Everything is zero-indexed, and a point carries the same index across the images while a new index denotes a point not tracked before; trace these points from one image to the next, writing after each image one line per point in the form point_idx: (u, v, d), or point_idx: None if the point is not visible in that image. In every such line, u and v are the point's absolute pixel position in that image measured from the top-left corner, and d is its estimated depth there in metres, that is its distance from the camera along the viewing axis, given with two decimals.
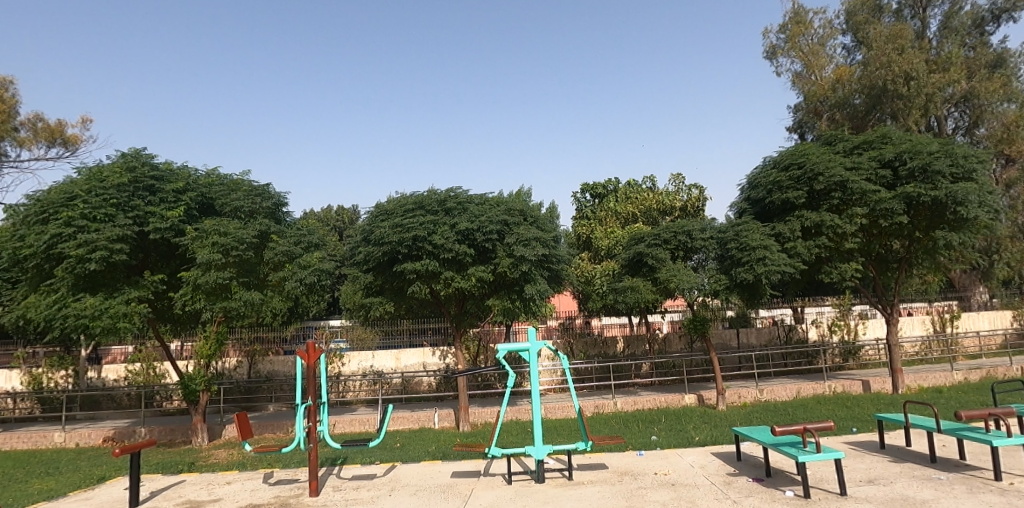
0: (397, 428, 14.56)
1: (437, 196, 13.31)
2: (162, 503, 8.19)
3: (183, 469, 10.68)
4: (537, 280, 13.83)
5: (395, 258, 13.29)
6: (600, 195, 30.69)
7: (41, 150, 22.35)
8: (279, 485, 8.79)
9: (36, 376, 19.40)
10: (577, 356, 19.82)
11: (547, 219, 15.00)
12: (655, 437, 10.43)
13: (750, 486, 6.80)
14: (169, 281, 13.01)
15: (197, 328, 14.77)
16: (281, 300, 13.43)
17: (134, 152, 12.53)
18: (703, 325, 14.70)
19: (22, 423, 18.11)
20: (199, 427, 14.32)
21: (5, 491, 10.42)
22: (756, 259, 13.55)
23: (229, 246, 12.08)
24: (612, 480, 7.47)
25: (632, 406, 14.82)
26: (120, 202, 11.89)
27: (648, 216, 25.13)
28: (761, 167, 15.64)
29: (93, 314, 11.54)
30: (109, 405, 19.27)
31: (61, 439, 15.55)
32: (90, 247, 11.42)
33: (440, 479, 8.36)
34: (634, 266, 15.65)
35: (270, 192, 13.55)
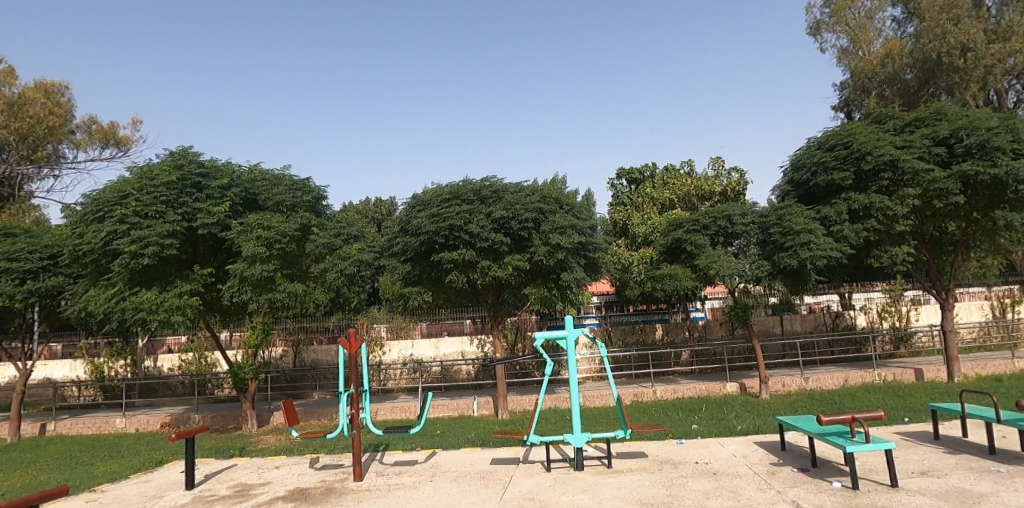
0: (437, 416, 14.76)
1: (472, 185, 13.34)
2: (215, 486, 8.49)
3: (234, 454, 11.06)
4: (574, 268, 13.74)
5: (432, 248, 13.39)
6: (636, 180, 30.32)
7: (95, 150, 26.64)
8: (325, 470, 8.98)
9: (98, 365, 20.47)
10: (615, 344, 19.73)
11: (584, 207, 14.87)
12: (695, 426, 10.31)
13: (795, 477, 6.64)
14: (217, 274, 13.39)
15: (244, 319, 15.19)
16: (323, 292, 13.73)
17: (181, 150, 12.89)
18: (746, 313, 14.39)
19: (87, 409, 19.11)
20: (248, 413, 14.75)
21: (73, 473, 10.97)
22: (801, 244, 13.16)
23: (273, 239, 12.37)
24: (652, 469, 7.39)
25: (672, 395, 14.62)
26: (170, 200, 12.28)
27: (687, 202, 24.69)
28: (805, 148, 15.21)
29: (149, 308, 11.98)
30: (165, 392, 20.10)
31: (122, 424, 16.24)
32: (142, 243, 11.82)
33: (480, 466, 8.41)
34: (672, 253, 15.39)
35: (310, 185, 13.89)
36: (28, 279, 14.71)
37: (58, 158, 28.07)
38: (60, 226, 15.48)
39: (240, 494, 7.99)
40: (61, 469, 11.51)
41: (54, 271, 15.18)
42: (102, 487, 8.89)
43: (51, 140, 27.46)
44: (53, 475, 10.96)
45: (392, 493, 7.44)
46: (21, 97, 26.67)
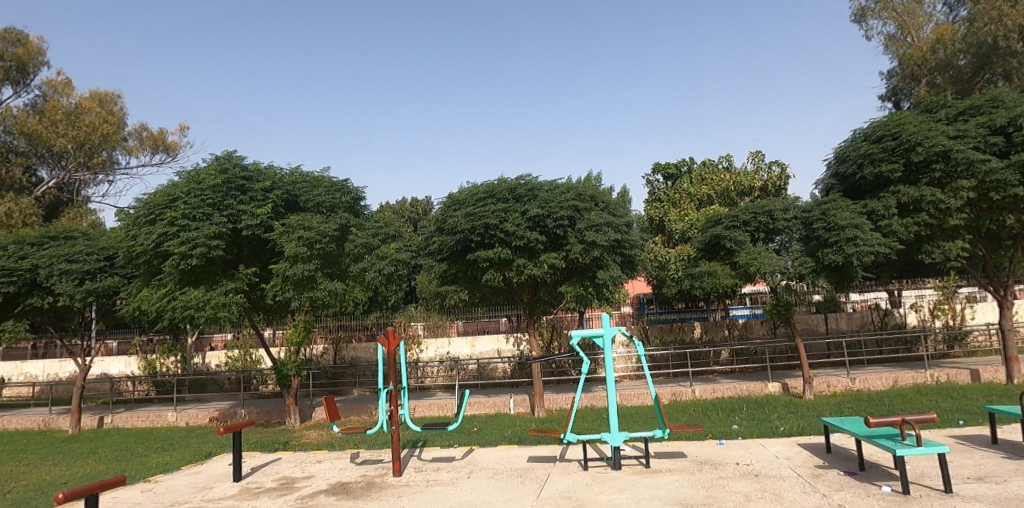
0: (474, 413, 14.83)
1: (507, 183, 13.33)
2: (261, 478, 8.70)
3: (279, 448, 11.32)
4: (610, 266, 13.60)
5: (468, 247, 13.45)
6: (672, 175, 29.94)
7: (146, 156, 29.89)
8: (366, 465, 9.11)
9: (151, 362, 21.26)
10: (652, 342, 19.63)
11: (619, 204, 14.73)
12: (735, 427, 10.11)
13: (842, 480, 6.44)
14: (261, 274, 13.71)
15: (287, 317, 15.53)
16: (362, 291, 13.93)
17: (226, 154, 13.23)
18: (788, 311, 14.05)
19: (140, 404, 19.85)
20: (291, 409, 15.07)
21: (128, 464, 11.40)
22: (846, 240, 12.77)
23: (314, 239, 12.61)
24: (690, 470, 7.27)
25: (711, 395, 14.37)
26: (216, 202, 12.64)
27: (726, 197, 24.23)
28: (850, 140, 14.75)
29: (197, 305, 12.36)
30: (213, 388, 20.72)
31: (174, 418, 16.80)
32: (191, 244, 12.19)
33: (517, 463, 8.41)
34: (711, 250, 15.11)
35: (349, 186, 14.10)
36: (86, 280, 15.30)
37: (112, 164, 29.48)
38: (115, 229, 16.07)
39: (284, 487, 8.17)
40: (118, 460, 11.99)
41: (110, 272, 15.74)
42: (156, 479, 9.21)
43: (105, 147, 28.75)
44: (110, 466, 11.41)
45: (431, 488, 7.51)
46: (78, 106, 27.97)
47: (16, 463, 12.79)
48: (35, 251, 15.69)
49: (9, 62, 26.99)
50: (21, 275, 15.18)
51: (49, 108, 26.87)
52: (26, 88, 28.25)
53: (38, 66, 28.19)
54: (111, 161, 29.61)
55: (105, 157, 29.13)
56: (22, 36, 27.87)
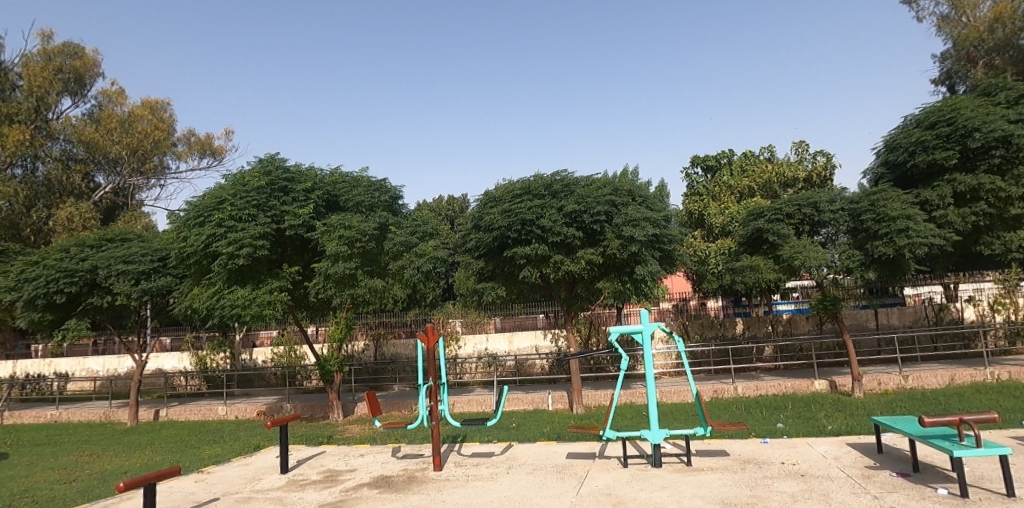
0: (513, 409, 14.87)
1: (543, 180, 13.28)
2: (307, 471, 8.88)
3: (323, 442, 11.56)
4: (648, 261, 13.41)
5: (505, 243, 13.46)
6: (711, 168, 29.36)
7: (195, 160, 30.89)
8: (407, 459, 9.22)
9: (202, 358, 21.97)
10: (693, 338, 19.50)
11: (657, 199, 14.54)
12: (781, 425, 9.86)
13: (894, 482, 6.21)
14: (304, 272, 13.98)
15: (329, 314, 15.81)
16: (401, 288, 14.09)
17: (269, 157, 13.53)
18: (836, 306, 13.64)
19: (192, 398, 20.52)
20: (335, 404, 15.36)
21: (182, 455, 11.81)
22: (898, 231, 12.31)
23: (354, 238, 12.81)
24: (734, 468, 7.12)
25: (754, 392, 14.08)
26: (261, 204, 12.94)
27: (768, 189, 23.60)
28: (901, 127, 14.23)
29: (244, 304, 12.70)
30: (260, 383, 21.28)
31: (224, 412, 17.32)
32: (238, 245, 12.51)
33: (556, 459, 8.37)
34: (754, 244, 14.78)
35: (387, 186, 14.26)
36: (141, 279, 15.86)
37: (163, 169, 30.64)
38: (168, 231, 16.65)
39: (329, 479, 8.32)
40: (173, 452, 12.44)
41: (163, 272, 16.26)
42: (208, 470, 9.50)
43: (156, 152, 29.90)
44: (165, 457, 11.84)
45: (471, 483, 7.53)
46: (130, 114, 29.14)
47: (80, 453, 13.40)
48: (94, 252, 16.36)
49: (68, 74, 28.25)
50: (82, 275, 15.83)
51: (105, 117, 28.10)
52: (83, 98, 29.46)
53: (95, 77, 29.36)
54: (162, 166, 30.71)
55: (156, 162, 30.36)
56: (78, 48, 29.09)
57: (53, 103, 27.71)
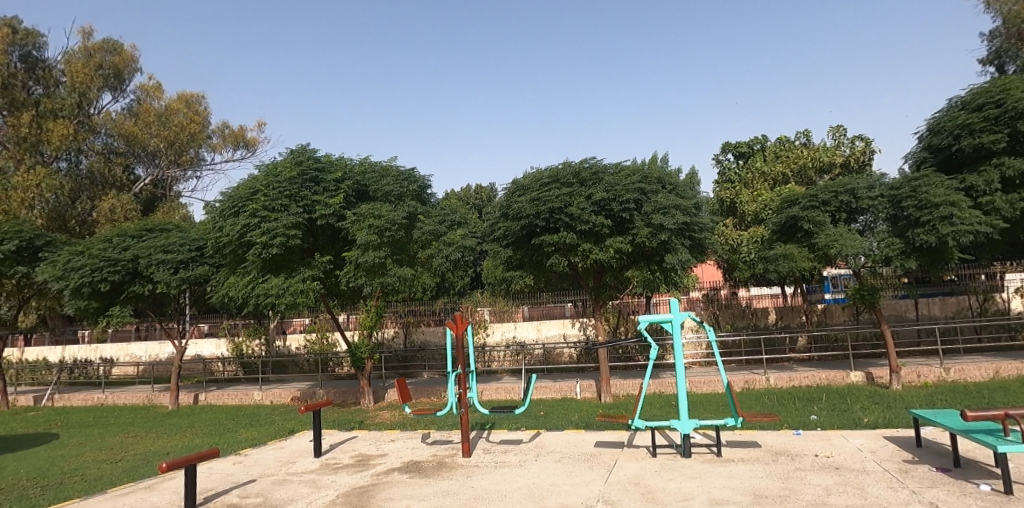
0: (540, 397, 14.91)
1: (571, 167, 13.16)
2: (340, 455, 9.05)
3: (354, 427, 11.77)
4: (678, 250, 13.22)
5: (533, 232, 13.42)
6: (744, 154, 28.80)
7: (229, 152, 31.46)
8: (436, 445, 9.32)
9: (238, 344, 22.55)
10: (724, 327, 19.29)
11: (687, 186, 14.32)
12: (814, 417, 9.69)
13: (933, 477, 6.05)
14: (335, 261, 14.15)
15: (360, 302, 16.02)
16: (430, 276, 14.18)
17: (300, 148, 13.68)
18: (873, 296, 13.29)
19: (230, 383, 21.07)
20: (365, 390, 15.58)
21: (221, 438, 12.14)
22: (941, 219, 11.86)
23: (384, 227, 12.91)
24: (765, 460, 7.02)
25: (787, 383, 13.83)
26: (293, 194, 13.13)
27: (803, 175, 23.05)
28: (945, 110, 13.75)
29: (278, 293, 12.93)
30: (294, 369, 21.72)
31: (259, 397, 17.73)
32: (271, 235, 12.72)
33: (584, 448, 8.36)
34: (788, 232, 14.47)
35: (415, 175, 14.31)
36: (180, 268, 16.26)
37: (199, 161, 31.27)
38: (205, 221, 17.02)
39: (361, 463, 8.46)
40: (212, 434, 12.80)
41: (201, 261, 16.64)
42: (245, 452, 9.76)
43: (192, 145, 30.49)
44: (204, 439, 12.20)
45: (499, 469, 7.58)
46: (167, 108, 29.61)
47: (125, 434, 13.90)
48: (135, 242, 16.84)
49: (108, 70, 28.93)
50: (124, 265, 16.28)
51: (143, 111, 28.72)
52: (123, 93, 30.15)
53: (133, 72, 30.01)
54: (199, 158, 31.31)
55: (192, 155, 30.96)
56: (117, 45, 29.73)
57: (95, 98, 28.48)
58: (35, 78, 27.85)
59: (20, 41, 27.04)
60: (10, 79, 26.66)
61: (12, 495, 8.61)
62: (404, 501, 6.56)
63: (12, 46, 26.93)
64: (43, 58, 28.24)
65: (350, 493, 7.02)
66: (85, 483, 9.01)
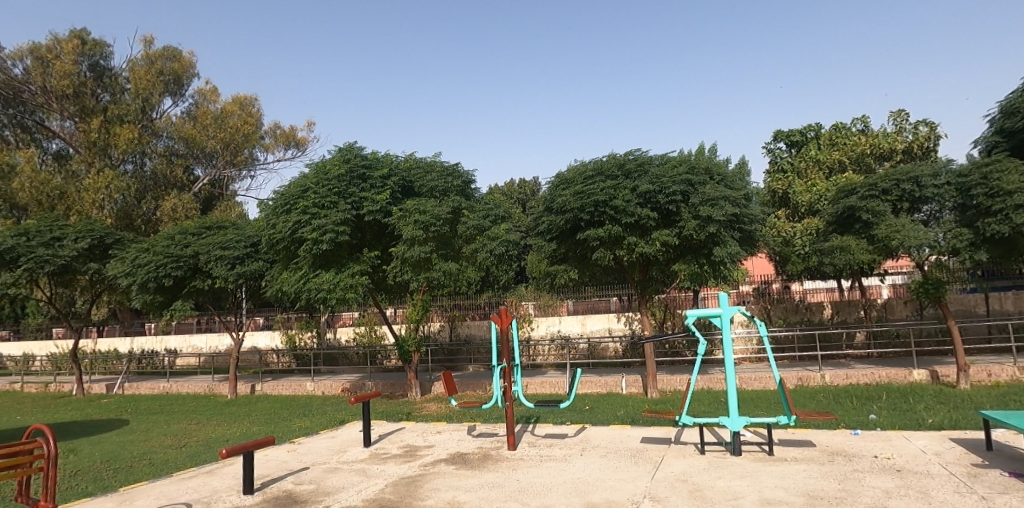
0: (586, 391, 14.81)
1: (616, 160, 12.98)
2: (389, 445, 9.18)
3: (402, 418, 11.94)
4: (727, 242, 12.85)
5: (578, 226, 13.31)
6: (797, 143, 27.89)
7: (281, 151, 32.31)
8: (481, 437, 9.35)
9: (292, 336, 23.22)
10: (776, 322, 18.77)
11: (737, 177, 13.93)
12: (874, 416, 9.31)
13: (1005, 482, 5.71)
14: (382, 257, 14.34)
15: (407, 296, 16.22)
16: (475, 271, 14.26)
17: (347, 146, 13.91)
18: (939, 290, 12.65)
19: (283, 373, 21.73)
20: (412, 382, 15.79)
21: (276, 426, 12.50)
22: (1014, 207, 11.20)
23: (429, 223, 13.03)
24: (820, 460, 6.76)
25: (844, 380, 13.33)
26: (341, 191, 13.38)
27: (860, 163, 22.10)
28: (1018, 91, 13.01)
29: (329, 287, 13.21)
30: (344, 361, 22.22)
31: (312, 388, 18.19)
32: (321, 231, 12.99)
33: (630, 443, 8.25)
34: (845, 223, 14.02)
35: (460, 170, 14.36)
36: (237, 264, 16.80)
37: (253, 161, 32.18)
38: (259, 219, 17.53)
39: (408, 454, 8.56)
40: (268, 423, 13.22)
41: (256, 257, 17.15)
42: (298, 440, 10.02)
43: (247, 145, 31.39)
44: (261, 428, 12.60)
45: (544, 463, 7.54)
46: (222, 111, 30.67)
47: (188, 421, 14.49)
48: (195, 239, 17.49)
49: (168, 76, 30.07)
50: (186, 261, 16.92)
51: (200, 114, 29.80)
52: (182, 98, 31.22)
53: (191, 78, 31.11)
54: (252, 158, 32.20)
55: (247, 155, 31.89)
56: (176, 51, 30.79)
57: (157, 103, 29.57)
58: (103, 85, 29.16)
59: (89, 51, 28.33)
60: (80, 88, 28.07)
61: (87, 477, 9.08)
62: (450, 492, 6.59)
63: (82, 57, 28.27)
64: (110, 66, 29.49)
65: (398, 483, 7.11)
66: (151, 467, 9.42)
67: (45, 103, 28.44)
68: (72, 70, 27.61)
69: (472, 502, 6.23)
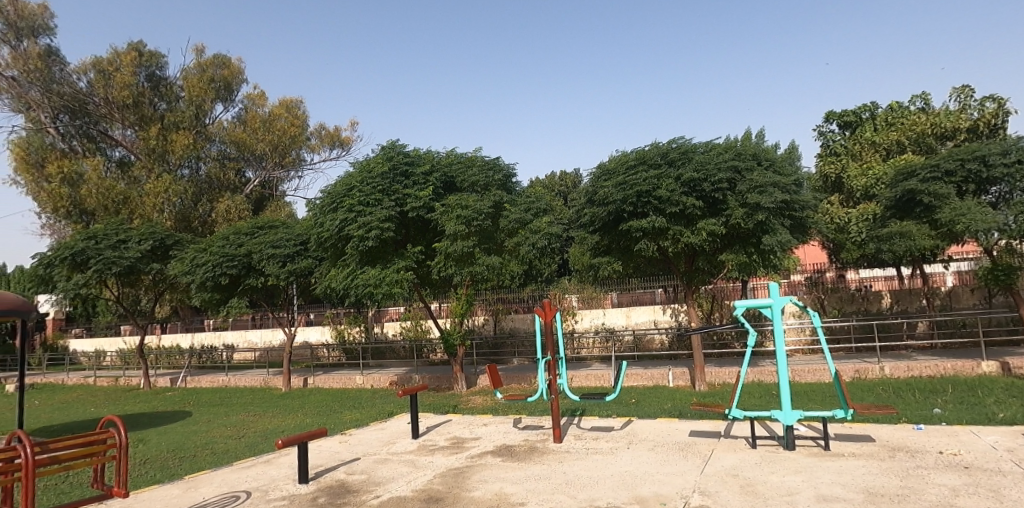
0: (632, 384, 14.65)
1: (659, 148, 12.73)
2: (436, 437, 9.27)
3: (449, 410, 12.05)
4: (777, 230, 12.43)
5: (621, 217, 13.10)
6: (849, 123, 26.84)
7: (326, 151, 32.93)
8: (527, 430, 9.33)
9: (341, 331, 23.75)
10: (830, 312, 18.20)
11: (786, 162, 13.50)
12: (938, 410, 8.88)
13: None
14: (426, 252, 14.45)
15: (451, 290, 16.32)
16: (518, 264, 14.24)
17: (390, 143, 14.05)
18: (1009, 276, 12.02)
19: (334, 367, 22.25)
20: (458, 375, 15.92)
21: (328, 418, 12.79)
22: None
23: (471, 217, 13.06)
24: (879, 456, 6.48)
25: (905, 373, 12.74)
26: (385, 188, 13.53)
27: (921, 143, 20.79)
28: None
29: (375, 283, 13.40)
30: (391, 354, 22.60)
31: (361, 381, 18.54)
32: (366, 228, 13.17)
33: (678, 437, 8.10)
34: (904, 207, 13.40)
35: (500, 164, 14.33)
36: (287, 261, 17.22)
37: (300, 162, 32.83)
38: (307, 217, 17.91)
39: (455, 446, 8.62)
40: (320, 415, 13.53)
41: (305, 255, 17.51)
42: (349, 432, 10.23)
43: (294, 147, 32.10)
44: (313, 420, 12.91)
45: (590, 457, 7.47)
46: (270, 114, 31.45)
47: (246, 413, 14.97)
48: (248, 239, 18.02)
49: (219, 83, 30.96)
50: (240, 259, 17.44)
51: (249, 118, 30.71)
52: (232, 104, 32.08)
53: (241, 84, 31.97)
54: (299, 159, 32.81)
55: (295, 156, 32.56)
56: (225, 59, 31.61)
57: (209, 109, 30.54)
58: (158, 94, 30.21)
59: (146, 62, 29.45)
60: (139, 98, 29.30)
61: (154, 465, 9.48)
62: (497, 484, 6.60)
63: (139, 68, 29.39)
64: (165, 76, 30.55)
65: (446, 474, 7.16)
66: (212, 456, 9.77)
67: (108, 114, 29.59)
68: (131, 81, 28.81)
69: (519, 494, 6.21)
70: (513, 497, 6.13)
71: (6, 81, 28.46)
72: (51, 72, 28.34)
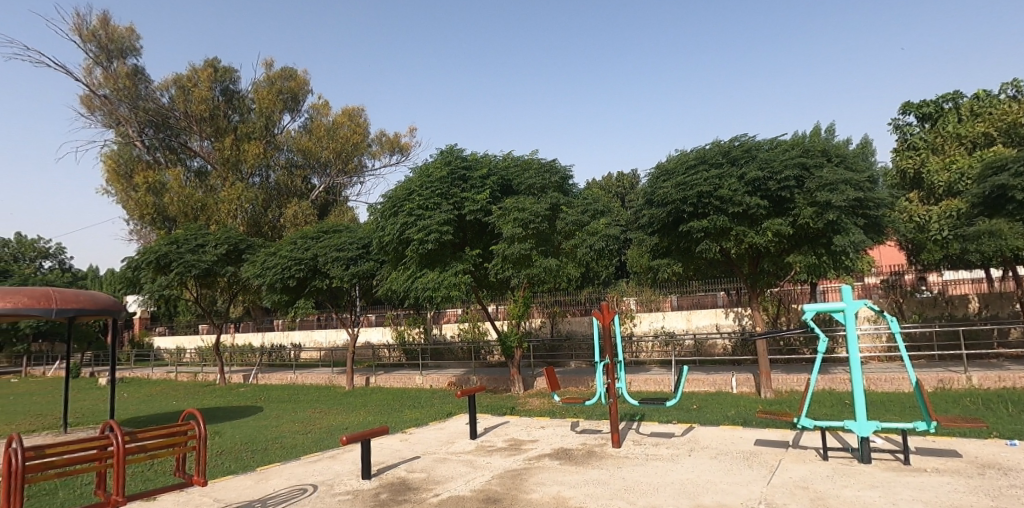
0: (693, 390, 14.24)
1: (721, 147, 12.35)
2: (494, 438, 9.25)
3: (507, 412, 12.03)
4: (850, 230, 11.77)
5: (681, 218, 12.75)
6: (929, 115, 25.38)
7: (387, 157, 33.63)
8: (585, 434, 9.18)
9: (401, 332, 24.18)
10: (908, 317, 17.18)
11: (858, 158, 12.84)
12: None
13: None
14: (484, 254, 14.48)
15: (508, 293, 16.30)
16: (575, 266, 14.10)
17: (448, 148, 14.21)
18: None
19: (393, 367, 22.65)
20: (515, 377, 15.89)
21: (388, 417, 12.99)
22: None
23: (527, 220, 13.01)
24: (967, 473, 6.02)
25: (995, 384, 11.89)
26: (443, 192, 13.68)
27: (1011, 134, 19.43)
28: None
29: (434, 286, 13.53)
30: (449, 356, 22.84)
31: (420, 381, 18.78)
32: (426, 231, 13.30)
33: (744, 445, 7.79)
34: (994, 204, 12.48)
35: (557, 167, 14.25)
36: (350, 264, 17.62)
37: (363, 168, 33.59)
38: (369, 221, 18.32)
39: (513, 447, 8.57)
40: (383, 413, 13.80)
41: (367, 257, 17.90)
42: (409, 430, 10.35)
43: (356, 153, 32.93)
44: (375, 418, 13.16)
45: (651, 463, 7.28)
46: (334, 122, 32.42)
47: (312, 410, 15.42)
48: (314, 243, 18.58)
49: (287, 94, 32.12)
50: (307, 262, 17.99)
51: (315, 127, 31.74)
52: (299, 114, 33.21)
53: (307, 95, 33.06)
54: (362, 165, 33.55)
55: (357, 162, 33.34)
56: (292, 71, 32.77)
57: (278, 119, 31.79)
58: (232, 107, 31.67)
59: (221, 78, 30.82)
60: (214, 111, 30.84)
61: (228, 457, 9.86)
62: (556, 487, 6.50)
63: (215, 83, 30.80)
64: (238, 90, 31.91)
65: (504, 475, 7.11)
66: (281, 450, 10.07)
67: (187, 126, 31.01)
68: (208, 95, 30.37)
69: (578, 498, 6.10)
70: (572, 500, 6.02)
71: (99, 99, 30.37)
72: (138, 90, 30.10)
